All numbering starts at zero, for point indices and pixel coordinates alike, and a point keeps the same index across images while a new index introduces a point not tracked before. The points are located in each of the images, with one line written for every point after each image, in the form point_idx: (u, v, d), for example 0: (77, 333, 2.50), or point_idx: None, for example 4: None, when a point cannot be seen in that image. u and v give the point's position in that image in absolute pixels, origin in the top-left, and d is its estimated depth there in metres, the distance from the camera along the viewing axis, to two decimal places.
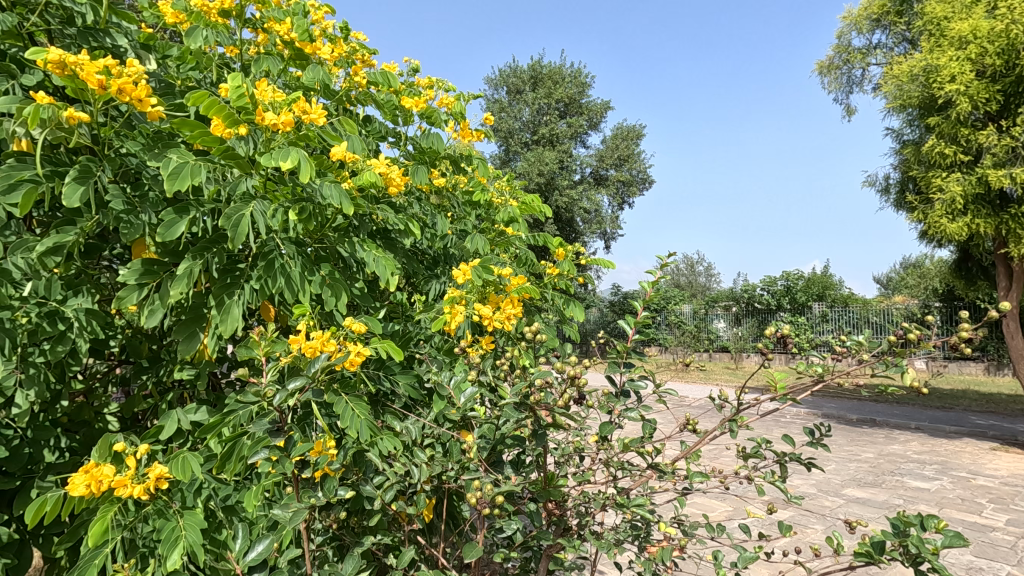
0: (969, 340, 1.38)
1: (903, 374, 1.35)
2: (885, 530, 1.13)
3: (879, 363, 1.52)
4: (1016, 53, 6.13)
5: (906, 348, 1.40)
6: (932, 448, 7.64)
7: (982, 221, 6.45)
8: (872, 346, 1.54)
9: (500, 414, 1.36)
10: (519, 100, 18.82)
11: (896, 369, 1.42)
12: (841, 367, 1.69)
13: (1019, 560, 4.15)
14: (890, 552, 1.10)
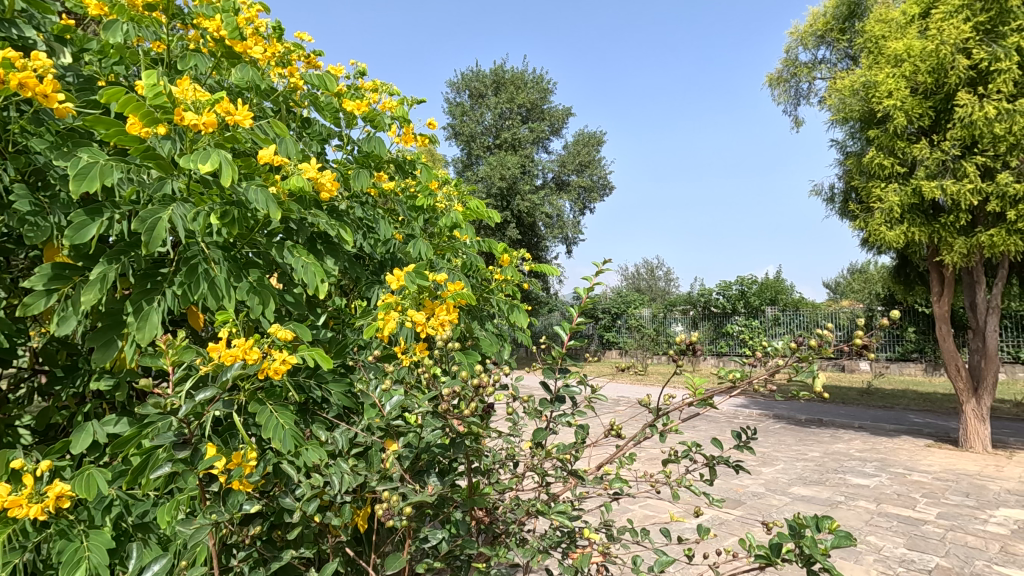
0: (868, 345, 1.52)
1: (816, 380, 1.46)
2: (782, 531, 1.17)
3: (794, 366, 1.63)
4: (944, 73, 6.47)
5: (820, 351, 1.51)
6: (873, 446, 8.01)
7: (917, 229, 6.80)
8: (789, 350, 1.65)
9: (423, 422, 1.36)
10: (481, 104, 18.88)
11: (808, 373, 1.53)
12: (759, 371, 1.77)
13: (947, 553, 4.36)
14: (787, 553, 1.14)
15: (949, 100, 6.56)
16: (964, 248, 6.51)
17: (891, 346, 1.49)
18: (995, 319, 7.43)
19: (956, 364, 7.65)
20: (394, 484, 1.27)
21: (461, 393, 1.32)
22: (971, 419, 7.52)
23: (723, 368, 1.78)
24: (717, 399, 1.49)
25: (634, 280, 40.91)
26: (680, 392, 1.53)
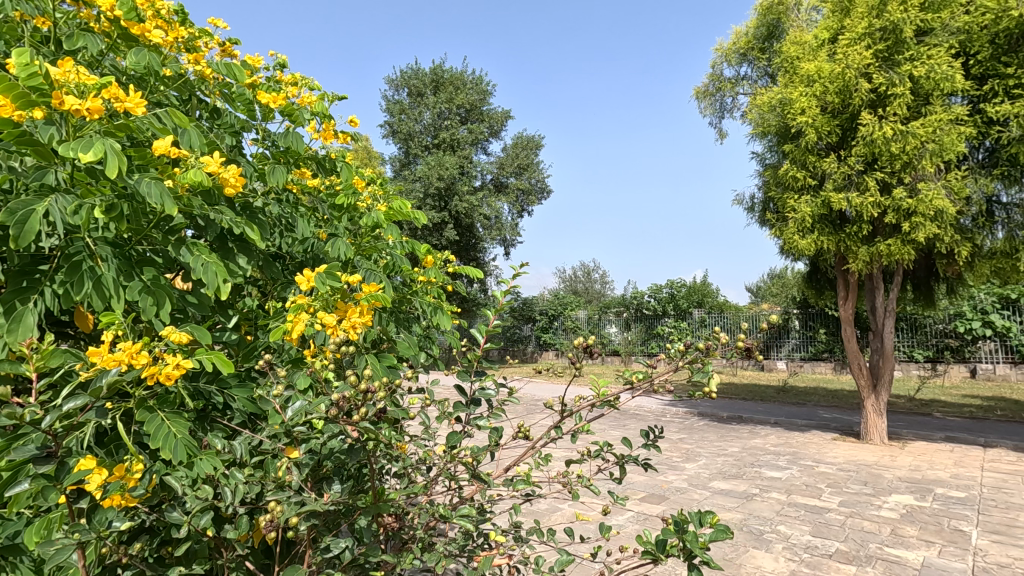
0: (750, 349, 1.74)
1: (711, 381, 1.64)
2: (668, 527, 1.26)
3: (688, 368, 1.82)
4: (849, 94, 7.01)
5: (715, 353, 1.69)
6: (786, 440, 8.55)
7: (825, 238, 7.34)
8: (683, 352, 1.83)
9: (323, 428, 1.31)
10: (420, 103, 18.70)
11: (703, 374, 1.72)
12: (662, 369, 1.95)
13: (846, 538, 4.72)
14: (670, 548, 1.23)
15: (853, 119, 7.12)
16: (866, 256, 7.09)
17: (771, 350, 1.71)
18: (891, 321, 8.11)
19: (857, 363, 8.30)
20: (290, 494, 1.21)
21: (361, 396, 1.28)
22: (871, 414, 8.20)
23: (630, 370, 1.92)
24: (622, 398, 1.57)
25: (571, 283, 41.75)
26: (586, 394, 1.59)
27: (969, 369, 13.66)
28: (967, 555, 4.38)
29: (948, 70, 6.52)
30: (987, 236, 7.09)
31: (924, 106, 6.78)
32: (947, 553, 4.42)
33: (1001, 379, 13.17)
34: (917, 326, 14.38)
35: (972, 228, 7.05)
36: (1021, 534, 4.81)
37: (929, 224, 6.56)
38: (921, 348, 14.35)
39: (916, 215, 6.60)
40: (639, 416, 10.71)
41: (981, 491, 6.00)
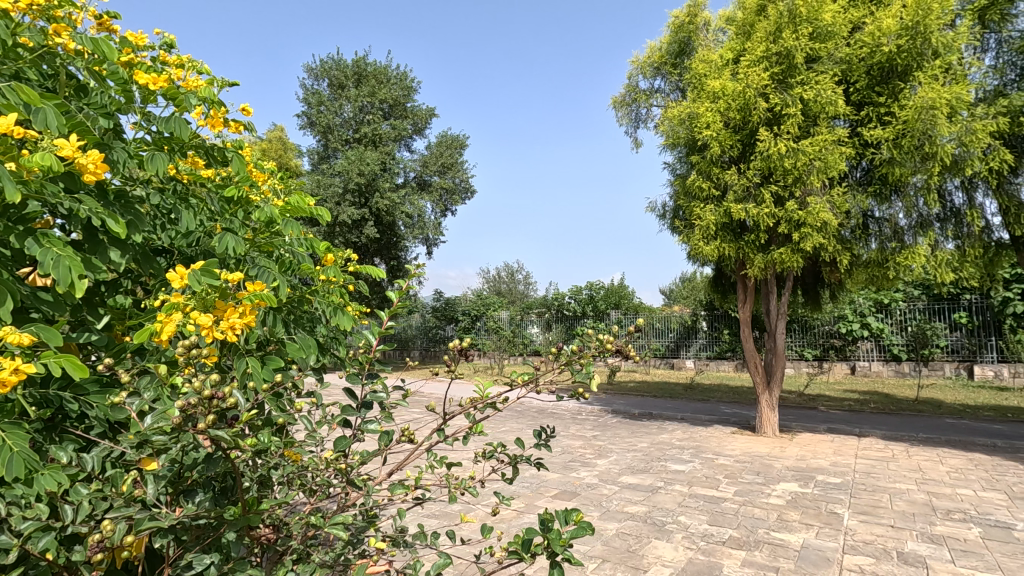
0: (623, 352, 2.00)
1: (591, 379, 1.87)
2: (535, 528, 1.39)
3: (569, 368, 2.02)
4: (748, 111, 7.54)
5: (594, 354, 1.93)
6: (690, 435, 9.07)
7: (727, 245, 7.86)
8: (560, 355, 2.06)
9: (175, 438, 1.20)
10: (341, 96, 18.09)
11: (585, 375, 1.95)
12: (546, 369, 2.13)
13: (738, 524, 5.07)
14: (536, 546, 1.36)
15: (752, 135, 7.68)
16: (762, 263, 7.66)
17: (637, 350, 2.00)
18: (783, 323, 8.81)
19: (754, 362, 8.92)
20: (139, 510, 1.13)
21: (215, 405, 1.18)
22: (765, 408, 8.89)
23: (516, 374, 2.09)
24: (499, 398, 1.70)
25: (495, 283, 42.05)
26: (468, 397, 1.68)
27: (849, 366, 15.14)
28: (839, 535, 4.84)
29: (832, 95, 7.16)
30: (863, 246, 7.81)
31: (812, 127, 7.41)
32: (823, 534, 4.86)
33: (875, 375, 14.72)
34: (807, 327, 15.76)
35: (851, 239, 7.77)
36: (883, 513, 5.39)
37: (815, 234, 7.19)
38: (810, 347, 15.72)
39: (805, 226, 7.22)
40: (556, 416, 10.95)
41: (854, 477, 6.66)
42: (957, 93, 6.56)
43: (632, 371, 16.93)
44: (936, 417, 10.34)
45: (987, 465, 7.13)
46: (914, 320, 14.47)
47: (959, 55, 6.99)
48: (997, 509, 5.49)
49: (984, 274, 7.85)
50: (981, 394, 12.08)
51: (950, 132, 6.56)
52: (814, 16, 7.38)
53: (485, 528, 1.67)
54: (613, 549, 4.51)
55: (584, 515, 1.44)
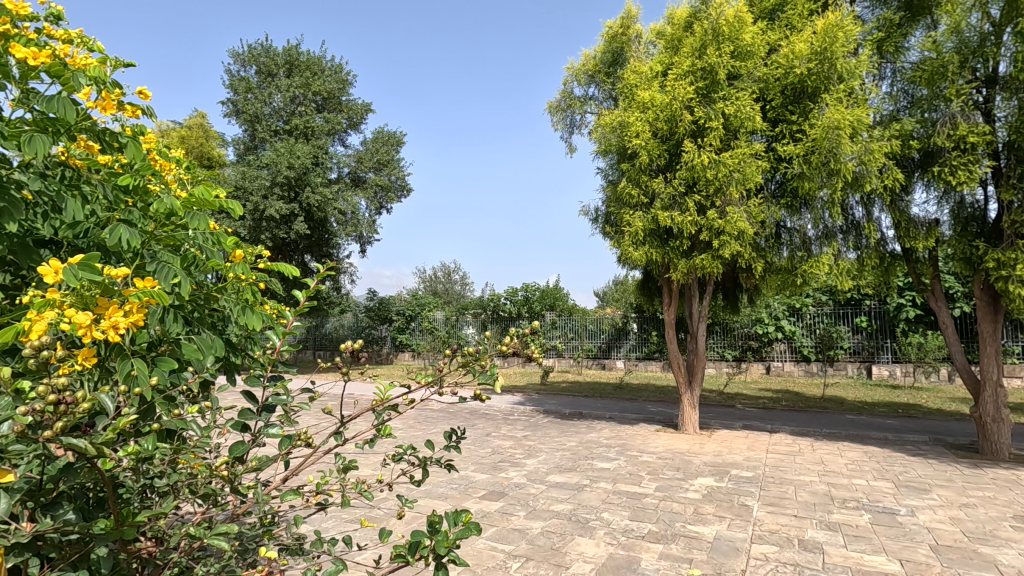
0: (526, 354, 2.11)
1: (494, 380, 1.98)
2: (423, 531, 1.51)
3: (472, 370, 2.11)
4: (675, 122, 7.88)
5: (499, 355, 2.02)
6: (617, 433, 9.35)
7: (654, 250, 8.16)
8: (464, 358, 2.13)
9: (29, 448, 1.11)
10: (270, 84, 17.34)
11: (489, 376, 2.04)
12: (453, 372, 2.20)
13: (657, 519, 5.27)
14: (422, 550, 1.49)
15: (678, 146, 8.03)
16: (685, 268, 8.04)
17: (538, 351, 2.14)
18: (704, 326, 9.26)
19: (676, 363, 9.29)
20: None
21: (72, 413, 1.11)
22: (686, 406, 9.30)
23: (421, 374, 2.17)
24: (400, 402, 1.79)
25: (431, 283, 41.60)
26: (367, 402, 1.76)
27: (764, 367, 16.12)
28: (748, 526, 5.14)
29: (750, 111, 7.61)
30: (776, 254, 8.38)
31: (733, 140, 7.82)
32: (733, 526, 5.14)
33: (788, 374, 15.76)
34: (728, 330, 16.64)
35: (765, 248, 8.31)
36: (788, 504, 5.78)
37: (733, 242, 7.62)
38: (730, 349, 16.61)
39: (724, 234, 7.63)
40: (488, 416, 10.97)
41: (763, 470, 7.11)
42: (858, 115, 7.13)
43: (565, 371, 17.26)
44: (839, 413, 11.20)
45: (879, 457, 7.81)
46: (822, 323, 15.63)
47: (860, 80, 7.58)
48: (885, 496, 6.02)
49: (879, 282, 8.51)
50: (878, 392, 13.20)
51: (852, 150, 7.12)
52: (735, 35, 7.83)
53: (383, 531, 1.71)
54: (537, 547, 4.56)
55: (472, 517, 1.56)
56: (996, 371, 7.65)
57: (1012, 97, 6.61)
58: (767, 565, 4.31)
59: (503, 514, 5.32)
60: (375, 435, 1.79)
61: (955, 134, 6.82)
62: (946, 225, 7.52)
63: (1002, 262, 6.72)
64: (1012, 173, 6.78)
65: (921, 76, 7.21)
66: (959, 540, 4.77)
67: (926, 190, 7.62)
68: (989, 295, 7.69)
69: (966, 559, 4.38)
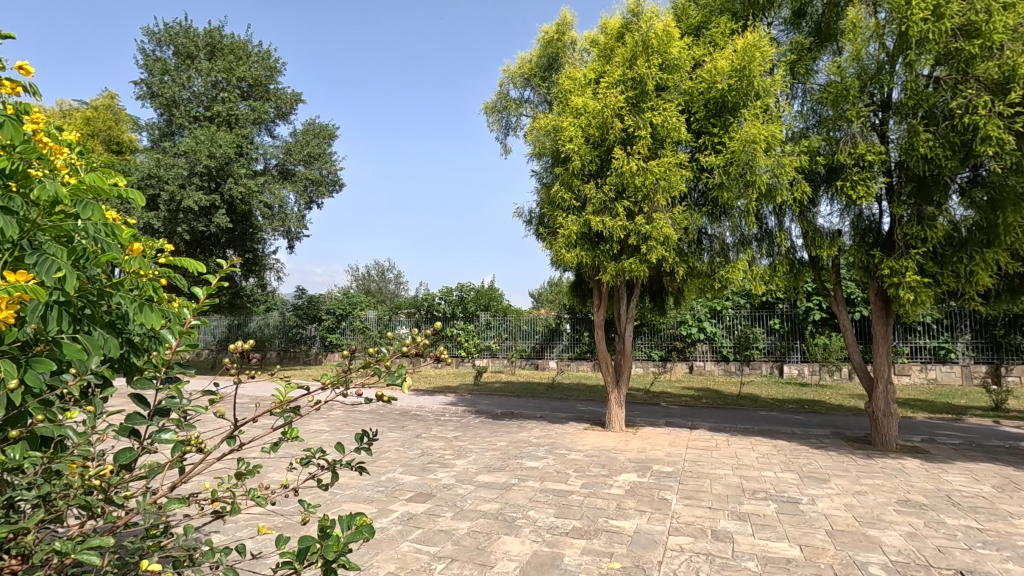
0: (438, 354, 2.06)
1: (401, 382, 1.94)
2: (313, 540, 1.52)
3: (382, 371, 2.06)
4: (606, 129, 8.12)
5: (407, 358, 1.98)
6: (546, 432, 9.50)
7: (585, 253, 8.36)
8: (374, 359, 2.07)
9: None
10: (190, 67, 16.32)
11: (397, 376, 1.99)
12: (363, 374, 2.15)
13: (581, 515, 5.41)
14: (310, 559, 1.49)
15: (609, 152, 8.26)
16: (615, 271, 8.28)
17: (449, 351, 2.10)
18: (631, 327, 9.59)
19: (605, 363, 9.54)
20: None
21: None
22: (614, 405, 9.59)
23: (324, 376, 2.10)
24: (304, 405, 1.78)
25: (363, 281, 40.63)
26: (268, 404, 1.72)
27: (688, 366, 16.90)
28: (666, 519, 5.37)
29: (675, 121, 7.96)
30: (697, 259, 8.79)
31: (659, 149, 8.14)
32: (653, 519, 5.35)
33: (709, 373, 16.61)
34: (655, 331, 17.33)
35: (688, 253, 8.70)
36: (703, 497, 6.09)
37: (659, 247, 7.94)
38: (657, 349, 17.32)
39: (650, 239, 7.92)
40: (419, 417, 10.83)
41: (683, 465, 7.45)
42: (772, 131, 7.61)
43: (498, 371, 17.34)
44: (753, 409, 11.93)
45: (787, 450, 8.38)
46: (740, 324, 16.60)
47: (775, 98, 8.09)
48: (790, 487, 6.47)
49: (789, 287, 9.12)
50: (788, 390, 14.17)
51: (766, 164, 7.59)
52: (663, 49, 8.18)
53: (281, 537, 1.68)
54: (463, 547, 4.55)
55: (365, 521, 1.57)
56: (887, 370, 8.41)
57: (902, 121, 7.30)
58: (682, 556, 4.51)
59: (430, 515, 5.28)
60: (280, 437, 1.75)
61: (855, 152, 7.45)
62: (847, 235, 8.18)
63: (893, 270, 7.41)
64: (903, 190, 7.49)
65: (827, 97, 7.81)
66: (851, 525, 5.20)
67: (831, 203, 8.25)
68: (881, 300, 8.45)
69: (857, 541, 4.79)
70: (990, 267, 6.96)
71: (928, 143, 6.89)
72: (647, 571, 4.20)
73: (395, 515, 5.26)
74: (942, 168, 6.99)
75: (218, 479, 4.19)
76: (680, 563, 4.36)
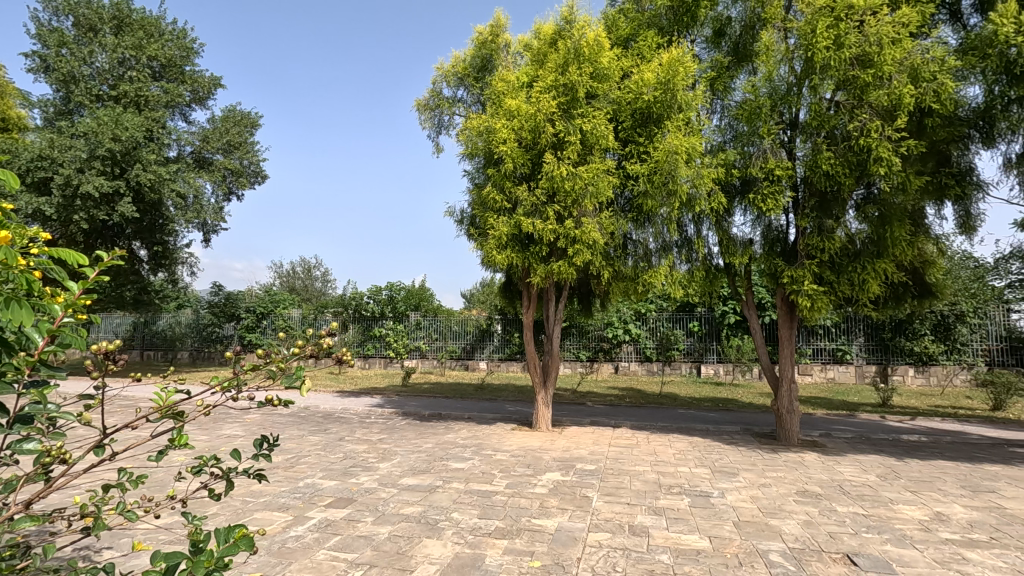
0: (340, 356, 1.99)
1: (299, 386, 1.86)
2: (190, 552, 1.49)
3: (279, 373, 1.98)
4: (538, 133, 8.23)
5: (305, 361, 1.90)
6: (474, 433, 9.48)
7: (515, 255, 8.40)
8: (269, 361, 1.98)
9: None
10: (93, 41, 14.97)
11: (293, 379, 1.91)
12: (260, 377, 2.05)
13: (505, 515, 5.43)
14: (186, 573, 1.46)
15: (540, 156, 8.37)
16: (543, 273, 8.39)
17: (353, 352, 2.05)
18: (559, 328, 9.77)
19: (533, 363, 9.65)
20: None
21: None
22: (541, 405, 9.71)
23: (213, 379, 1.98)
24: (189, 410, 1.73)
25: (288, 279, 38.90)
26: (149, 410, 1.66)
27: (613, 366, 17.46)
28: (587, 516, 5.50)
29: (604, 129, 8.19)
30: (623, 263, 9.07)
31: (588, 155, 8.33)
32: (574, 516, 5.46)
33: (633, 373, 17.21)
34: (584, 332, 17.76)
35: (614, 256, 8.97)
36: (623, 493, 6.29)
37: (587, 251, 8.12)
38: (585, 350, 17.79)
39: (579, 243, 8.09)
40: (343, 420, 10.48)
41: (605, 463, 7.67)
42: (693, 143, 8.00)
43: (428, 372, 17.11)
44: (672, 408, 12.48)
45: (701, 446, 8.83)
46: (662, 326, 17.33)
47: (696, 112, 8.51)
48: (703, 481, 6.82)
49: (706, 292, 9.63)
50: (705, 389, 14.95)
51: (687, 174, 7.96)
52: (594, 58, 8.40)
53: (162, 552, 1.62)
54: (382, 553, 4.44)
55: (245, 534, 1.59)
56: (790, 370, 9.05)
57: (808, 140, 7.90)
58: (600, 551, 4.63)
59: (349, 521, 5.11)
60: (167, 444, 1.68)
61: (766, 166, 7.98)
62: (758, 244, 8.74)
63: (796, 277, 8.01)
64: (807, 204, 8.10)
65: (743, 114, 8.32)
66: (755, 515, 5.55)
67: (744, 213, 8.79)
68: (787, 305, 9.10)
69: (760, 531, 5.11)
70: (879, 276, 7.66)
71: (830, 160, 7.49)
72: (567, 568, 4.27)
73: (312, 522, 5.05)
74: (840, 185, 7.63)
75: (88, 493, 4.35)
76: (598, 559, 4.46)
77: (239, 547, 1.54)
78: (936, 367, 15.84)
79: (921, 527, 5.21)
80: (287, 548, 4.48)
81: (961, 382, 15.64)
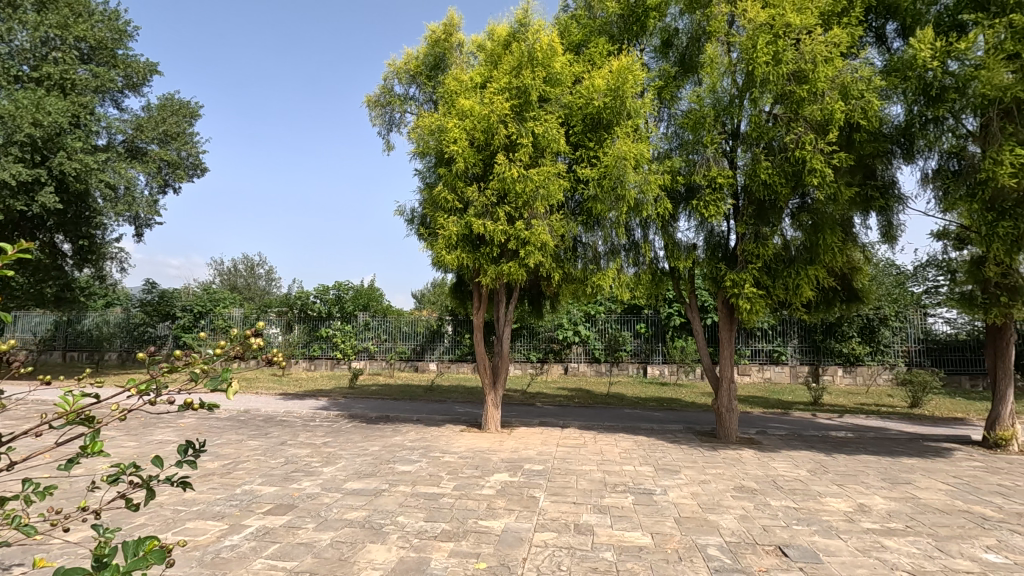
0: (271, 358, 1.91)
1: (226, 388, 1.78)
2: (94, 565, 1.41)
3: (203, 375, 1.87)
4: (490, 134, 8.22)
5: (232, 363, 1.81)
6: (422, 435, 9.36)
7: (466, 256, 8.36)
8: (194, 363, 1.88)
9: None
10: (12, 17, 13.87)
11: (220, 382, 1.81)
12: (184, 379, 1.94)
13: (451, 517, 5.39)
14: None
15: (492, 157, 8.37)
16: (494, 274, 8.39)
17: (284, 355, 1.96)
18: (509, 329, 9.80)
19: (482, 364, 9.63)
20: None
21: None
22: (489, 407, 9.70)
23: (130, 381, 1.86)
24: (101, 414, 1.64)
25: (229, 277, 37.34)
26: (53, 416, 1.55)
27: (563, 367, 17.69)
28: (533, 516, 5.53)
29: (555, 133, 8.28)
30: (573, 265, 9.18)
31: (540, 158, 8.40)
32: (521, 517, 5.48)
33: (582, 374, 17.48)
34: (534, 333, 17.91)
35: (564, 259, 9.07)
36: (569, 493, 6.37)
37: (537, 252, 8.18)
38: (535, 351, 17.94)
39: (529, 245, 8.14)
40: (286, 423, 10.13)
41: (552, 463, 7.74)
42: (641, 149, 8.20)
43: (376, 373, 16.79)
44: (618, 408, 12.75)
45: (646, 445, 9.06)
46: (611, 328, 17.68)
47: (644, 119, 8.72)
48: (646, 479, 6.99)
49: (652, 294, 9.89)
50: (650, 389, 15.37)
51: (635, 179, 8.14)
52: (547, 62, 8.49)
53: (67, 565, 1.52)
54: (323, 560, 4.30)
55: (156, 546, 1.52)
56: (730, 371, 9.41)
57: (748, 150, 8.27)
58: (545, 551, 4.66)
59: (289, 528, 4.93)
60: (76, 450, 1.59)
61: (709, 174, 8.29)
62: (700, 249, 9.05)
63: (736, 281, 8.35)
64: (746, 212, 8.46)
65: (688, 123, 8.61)
66: (695, 511, 5.74)
67: (688, 219, 9.08)
68: (727, 308, 9.47)
69: (699, 526, 5.29)
70: (811, 281, 8.08)
71: (768, 170, 7.85)
72: (512, 569, 4.28)
73: (248, 531, 4.84)
74: (777, 194, 8.01)
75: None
76: (543, 559, 4.49)
77: (149, 560, 1.48)
78: (862, 367, 16.89)
79: (845, 518, 5.54)
80: (221, 558, 4.27)
81: (883, 381, 16.73)
